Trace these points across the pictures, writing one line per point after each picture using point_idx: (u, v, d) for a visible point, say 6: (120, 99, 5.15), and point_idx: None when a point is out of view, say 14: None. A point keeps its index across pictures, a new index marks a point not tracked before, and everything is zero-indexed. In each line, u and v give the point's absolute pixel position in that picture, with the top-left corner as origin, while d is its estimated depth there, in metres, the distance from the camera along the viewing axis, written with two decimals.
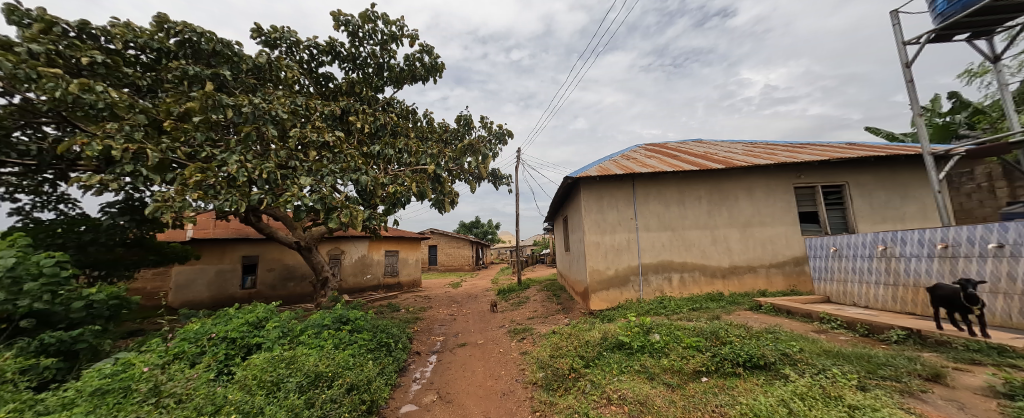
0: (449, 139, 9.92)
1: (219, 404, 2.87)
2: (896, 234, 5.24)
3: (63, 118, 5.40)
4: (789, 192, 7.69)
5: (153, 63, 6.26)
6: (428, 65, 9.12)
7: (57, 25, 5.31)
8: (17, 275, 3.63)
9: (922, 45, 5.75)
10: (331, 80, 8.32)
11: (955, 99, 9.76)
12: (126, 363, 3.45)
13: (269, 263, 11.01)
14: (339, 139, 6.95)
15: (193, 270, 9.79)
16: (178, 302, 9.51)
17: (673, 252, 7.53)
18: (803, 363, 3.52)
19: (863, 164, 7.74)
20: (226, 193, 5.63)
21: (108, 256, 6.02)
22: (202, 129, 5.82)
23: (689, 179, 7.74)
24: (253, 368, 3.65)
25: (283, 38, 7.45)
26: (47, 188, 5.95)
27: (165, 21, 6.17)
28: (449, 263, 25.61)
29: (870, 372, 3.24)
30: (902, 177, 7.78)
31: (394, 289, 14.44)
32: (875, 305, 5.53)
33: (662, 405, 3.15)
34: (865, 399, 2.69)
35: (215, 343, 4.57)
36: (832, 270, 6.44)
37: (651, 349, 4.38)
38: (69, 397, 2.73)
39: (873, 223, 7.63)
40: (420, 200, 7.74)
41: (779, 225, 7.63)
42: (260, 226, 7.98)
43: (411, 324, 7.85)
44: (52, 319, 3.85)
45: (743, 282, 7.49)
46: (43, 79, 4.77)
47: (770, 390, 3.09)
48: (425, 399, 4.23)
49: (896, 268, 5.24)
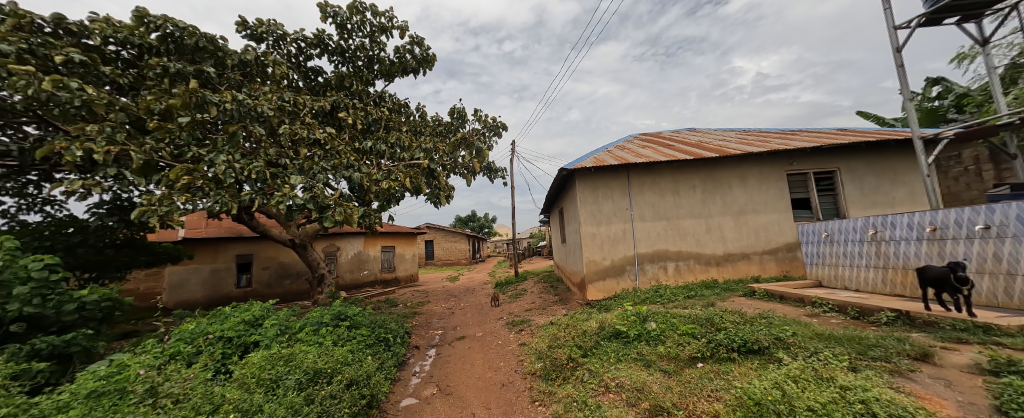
0: (443, 133, 9.87)
1: (217, 403, 2.88)
2: (886, 218, 5.33)
3: (41, 118, 5.26)
4: (782, 179, 7.76)
5: (135, 59, 6.10)
6: (418, 57, 9.01)
7: (32, 21, 5.15)
8: (5, 280, 3.54)
9: (912, 29, 5.78)
10: (320, 74, 8.18)
11: (946, 81, 9.84)
12: (121, 365, 3.44)
13: (264, 261, 10.93)
14: (330, 135, 6.89)
15: (187, 270, 9.68)
16: (173, 303, 9.42)
17: (667, 241, 7.59)
18: (797, 347, 3.57)
19: (855, 149, 7.81)
20: (215, 193, 5.56)
21: (98, 257, 5.91)
22: (187, 128, 5.70)
23: (683, 168, 7.77)
24: (250, 366, 3.64)
25: (270, 31, 7.28)
26: (32, 190, 5.81)
27: (144, 15, 5.99)
28: (447, 257, 25.68)
29: (861, 354, 3.32)
30: (892, 162, 7.88)
31: (392, 284, 14.48)
32: (865, 288, 5.64)
33: (659, 391, 3.20)
34: (857, 380, 2.75)
35: (211, 343, 4.53)
36: (824, 255, 6.55)
37: (648, 336, 4.45)
38: (64, 400, 2.71)
39: (864, 208, 7.74)
40: (414, 195, 7.70)
41: (772, 213, 7.71)
42: (254, 224, 7.89)
43: (410, 319, 7.87)
44: (44, 322, 3.81)
45: (737, 269, 7.59)
46: (15, 78, 4.63)
47: (764, 374, 3.15)
48: (426, 392, 4.25)
49: (885, 252, 5.33)
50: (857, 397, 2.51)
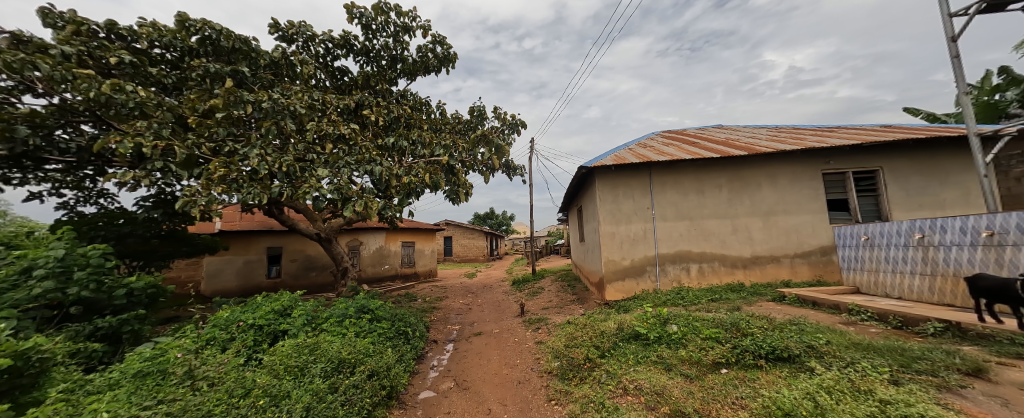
0: (462, 130, 9.91)
1: (249, 387, 3.05)
2: (936, 221, 4.91)
3: (98, 117, 5.65)
4: (816, 178, 7.35)
5: (177, 61, 6.48)
6: (440, 56, 9.08)
7: (88, 27, 5.55)
8: (66, 265, 3.87)
9: (972, 17, 5.29)
10: (345, 73, 8.38)
11: (1008, 73, 9.07)
12: (163, 347, 3.66)
13: (292, 254, 11.40)
14: (354, 132, 7.05)
15: (222, 261, 10.22)
16: (209, 291, 9.97)
17: (690, 242, 7.35)
18: (831, 356, 3.38)
19: (899, 147, 7.28)
20: (248, 186, 5.84)
21: (143, 247, 6.35)
22: (224, 124, 6.01)
23: (708, 167, 7.49)
24: (279, 354, 3.81)
25: (299, 33, 7.52)
26: (89, 183, 6.30)
27: (185, 19, 6.31)
28: (465, 254, 25.86)
29: (904, 366, 3.08)
30: (942, 161, 7.31)
31: (411, 279, 14.76)
32: (910, 296, 5.26)
33: (679, 396, 3.10)
34: (898, 394, 2.56)
35: (244, 330, 4.75)
36: (863, 259, 6.15)
37: (668, 339, 4.31)
38: (114, 378, 2.95)
39: (908, 210, 7.22)
40: (433, 191, 7.79)
41: (804, 214, 7.31)
42: (283, 218, 8.21)
43: (427, 313, 7.97)
44: (98, 306, 4.08)
45: (766, 272, 7.25)
46: (79, 81, 4.98)
47: (794, 383, 2.99)
48: (443, 385, 4.31)
49: (933, 258, 4.93)
50: (900, 412, 2.34)
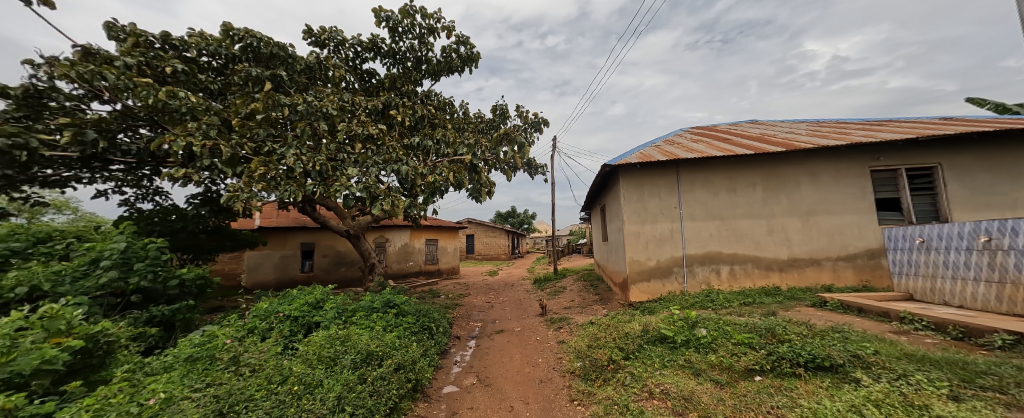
0: (485, 129, 9.95)
1: (286, 375, 3.21)
2: (1006, 223, 4.42)
3: (155, 121, 6.12)
4: (863, 176, 6.83)
5: (222, 67, 6.90)
6: (464, 56, 9.17)
7: (146, 38, 6.02)
8: (127, 256, 4.22)
9: None
10: (373, 75, 8.62)
11: None
12: (211, 335, 3.92)
13: (323, 249, 11.90)
14: (382, 132, 7.25)
15: (260, 255, 10.82)
16: (249, 283, 10.59)
17: (721, 243, 7.03)
18: (880, 367, 3.13)
19: (962, 142, 6.64)
20: (284, 184, 6.14)
21: (192, 241, 6.83)
22: (264, 126, 6.35)
23: (741, 164, 7.13)
24: (313, 344, 3.98)
25: (331, 38, 7.81)
26: (146, 182, 6.84)
27: (229, 28, 6.71)
28: (487, 252, 26.06)
29: (966, 381, 2.81)
30: (1013, 157, 6.60)
31: (435, 276, 15.03)
32: (973, 304, 4.79)
33: (709, 402, 2.97)
34: (959, 410, 2.33)
35: (281, 320, 5.01)
36: (918, 264, 5.65)
37: (697, 344, 4.14)
38: (169, 361, 3.18)
39: (972, 211, 6.57)
40: (457, 190, 7.88)
41: (849, 214, 6.82)
42: (315, 215, 8.57)
43: (450, 310, 8.08)
44: (154, 294, 4.43)
45: (805, 276, 6.83)
46: (139, 89, 5.47)
47: (837, 394, 2.80)
48: (466, 381, 4.35)
49: (1003, 264, 4.45)
50: None
